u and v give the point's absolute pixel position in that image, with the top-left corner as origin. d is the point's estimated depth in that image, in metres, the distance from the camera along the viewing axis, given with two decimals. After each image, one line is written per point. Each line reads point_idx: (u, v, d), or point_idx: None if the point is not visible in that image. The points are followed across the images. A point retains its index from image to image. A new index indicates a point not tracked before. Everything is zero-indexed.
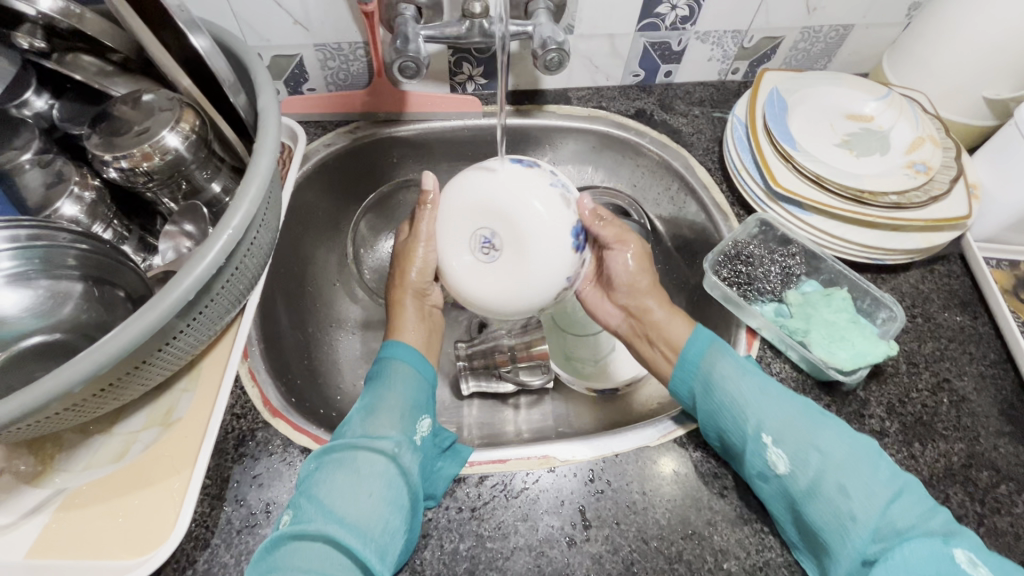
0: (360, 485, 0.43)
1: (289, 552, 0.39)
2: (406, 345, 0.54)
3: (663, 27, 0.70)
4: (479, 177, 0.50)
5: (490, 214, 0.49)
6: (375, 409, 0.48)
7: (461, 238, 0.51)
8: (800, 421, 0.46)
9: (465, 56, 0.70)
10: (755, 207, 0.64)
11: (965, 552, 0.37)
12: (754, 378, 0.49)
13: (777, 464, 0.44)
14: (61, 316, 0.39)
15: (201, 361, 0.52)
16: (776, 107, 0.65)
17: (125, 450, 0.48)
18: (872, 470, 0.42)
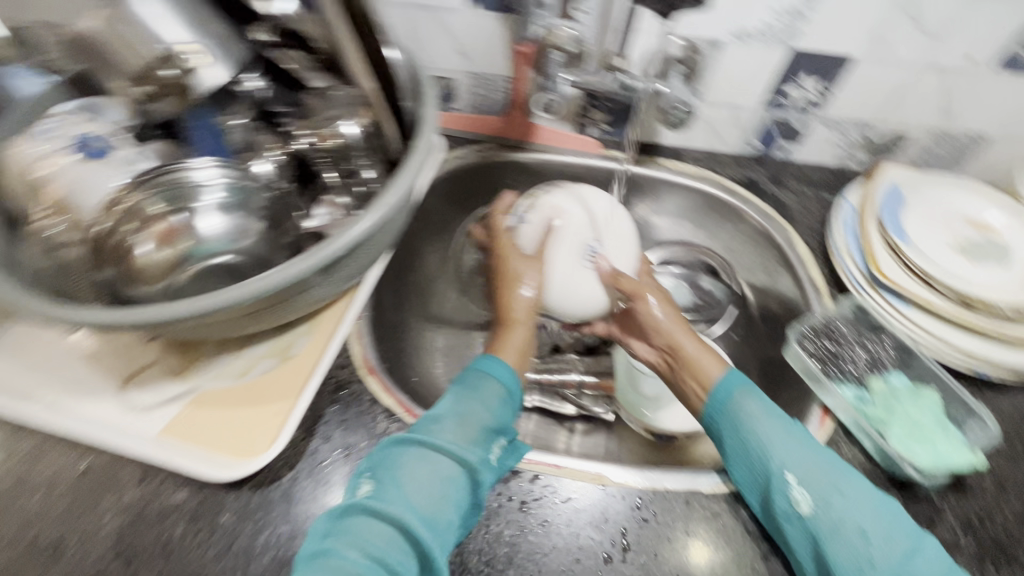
0: (436, 485, 0.44)
1: (361, 524, 0.42)
2: (505, 364, 0.54)
3: (790, 106, 0.74)
4: (588, 200, 0.65)
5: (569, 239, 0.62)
6: (465, 415, 0.49)
7: (571, 249, 0.62)
8: (827, 467, 0.46)
9: (596, 103, 0.77)
10: (852, 291, 0.64)
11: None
12: (788, 421, 0.50)
13: (800, 503, 0.45)
14: (243, 245, 0.48)
15: (321, 313, 0.60)
16: (892, 200, 0.65)
17: (247, 370, 0.56)
18: (890, 521, 0.43)
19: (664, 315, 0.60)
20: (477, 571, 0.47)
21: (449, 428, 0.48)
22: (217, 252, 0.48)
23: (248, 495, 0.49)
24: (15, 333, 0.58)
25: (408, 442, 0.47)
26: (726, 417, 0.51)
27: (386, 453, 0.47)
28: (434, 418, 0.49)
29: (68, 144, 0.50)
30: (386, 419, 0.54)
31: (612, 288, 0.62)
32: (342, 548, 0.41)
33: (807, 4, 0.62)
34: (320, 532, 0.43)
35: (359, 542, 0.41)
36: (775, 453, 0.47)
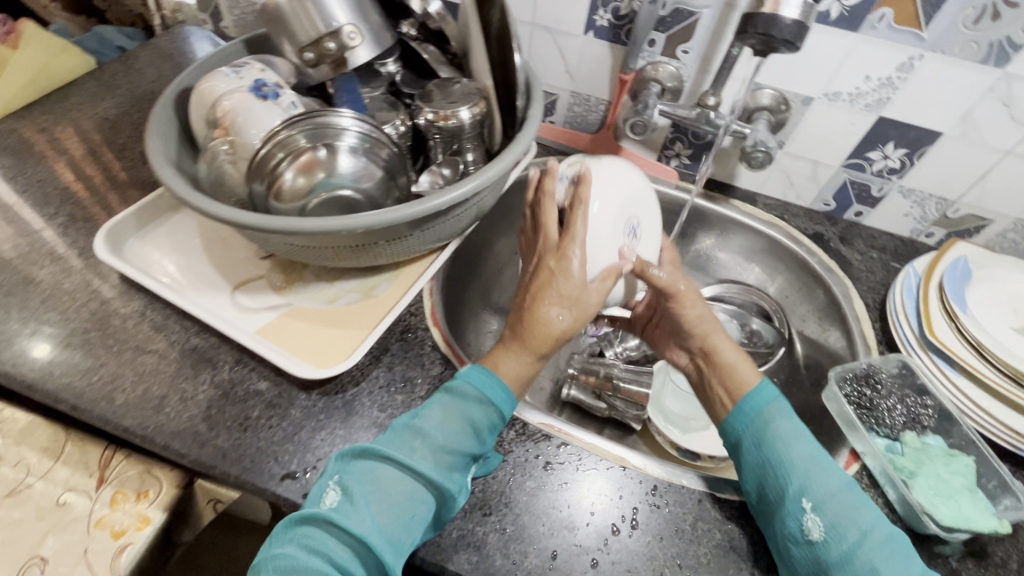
0: (406, 505, 0.45)
1: (323, 532, 0.43)
2: (495, 380, 0.51)
3: (869, 170, 0.77)
4: (619, 172, 0.59)
5: (618, 237, 0.56)
6: (447, 437, 0.48)
7: (617, 231, 0.56)
8: (848, 499, 0.47)
9: (681, 136, 0.83)
10: (903, 350, 0.65)
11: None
12: (815, 450, 0.50)
13: (811, 530, 0.46)
14: (364, 187, 0.58)
15: (405, 266, 0.69)
16: (959, 274, 0.67)
17: (335, 298, 0.65)
18: (901, 559, 0.44)
19: (698, 313, 0.62)
20: (497, 509, 0.51)
21: (430, 446, 0.47)
22: (340, 186, 0.56)
23: (317, 398, 0.57)
24: (161, 231, 0.70)
25: (385, 454, 0.46)
26: (746, 427, 0.53)
27: (359, 460, 0.47)
28: (416, 430, 0.48)
29: (246, 84, 0.61)
30: (442, 364, 0.61)
31: (651, 276, 0.59)
32: (303, 555, 0.42)
33: (901, 76, 0.66)
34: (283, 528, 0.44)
35: (319, 553, 0.42)
36: (798, 479, 0.48)
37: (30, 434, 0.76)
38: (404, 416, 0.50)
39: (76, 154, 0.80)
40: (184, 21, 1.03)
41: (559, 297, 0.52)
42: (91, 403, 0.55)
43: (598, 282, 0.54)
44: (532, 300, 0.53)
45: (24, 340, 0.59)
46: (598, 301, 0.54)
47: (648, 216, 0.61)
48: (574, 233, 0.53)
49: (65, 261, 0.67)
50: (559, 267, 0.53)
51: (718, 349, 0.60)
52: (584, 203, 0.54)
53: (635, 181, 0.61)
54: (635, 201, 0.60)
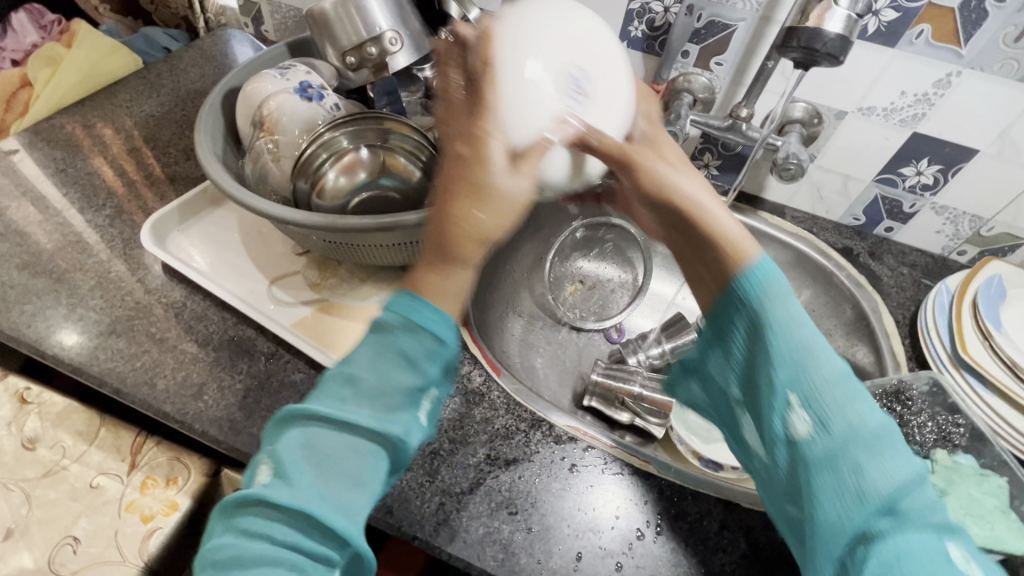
0: (346, 461, 0.38)
1: (259, 513, 0.37)
2: (423, 299, 0.39)
3: (902, 186, 0.76)
4: (553, 17, 0.46)
5: (553, 107, 0.43)
6: (381, 379, 0.39)
7: (550, 85, 0.44)
8: (842, 387, 0.42)
9: (710, 147, 0.83)
10: (934, 367, 0.65)
11: (958, 551, 0.37)
12: (809, 326, 0.43)
13: (796, 426, 0.42)
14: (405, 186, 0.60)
15: (436, 267, 0.70)
16: (994, 292, 0.66)
17: (368, 296, 0.66)
18: (892, 452, 0.40)
19: (672, 176, 0.46)
20: (523, 508, 0.52)
21: (362, 393, 0.39)
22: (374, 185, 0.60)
23: None
24: (202, 225, 0.72)
25: (309, 412, 0.39)
26: (729, 304, 0.45)
27: (288, 427, 0.40)
28: (345, 377, 0.40)
29: (293, 86, 0.63)
30: (470, 364, 0.62)
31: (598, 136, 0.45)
32: (244, 542, 0.37)
33: (938, 92, 0.66)
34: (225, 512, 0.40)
35: (261, 535, 0.37)
36: (783, 365, 0.42)
37: (67, 417, 0.79)
38: (336, 363, 0.42)
39: (122, 148, 0.83)
40: (228, 24, 1.06)
41: (483, 189, 0.39)
42: (133, 388, 0.57)
43: (522, 163, 0.42)
44: (446, 189, 0.40)
45: (72, 325, 0.62)
46: (528, 188, 0.41)
47: (600, 66, 0.46)
48: (484, 107, 0.42)
49: (111, 251, 0.69)
50: (481, 158, 0.40)
51: (698, 219, 0.45)
52: (494, 80, 0.43)
53: (577, 30, 0.46)
54: (577, 52, 0.46)
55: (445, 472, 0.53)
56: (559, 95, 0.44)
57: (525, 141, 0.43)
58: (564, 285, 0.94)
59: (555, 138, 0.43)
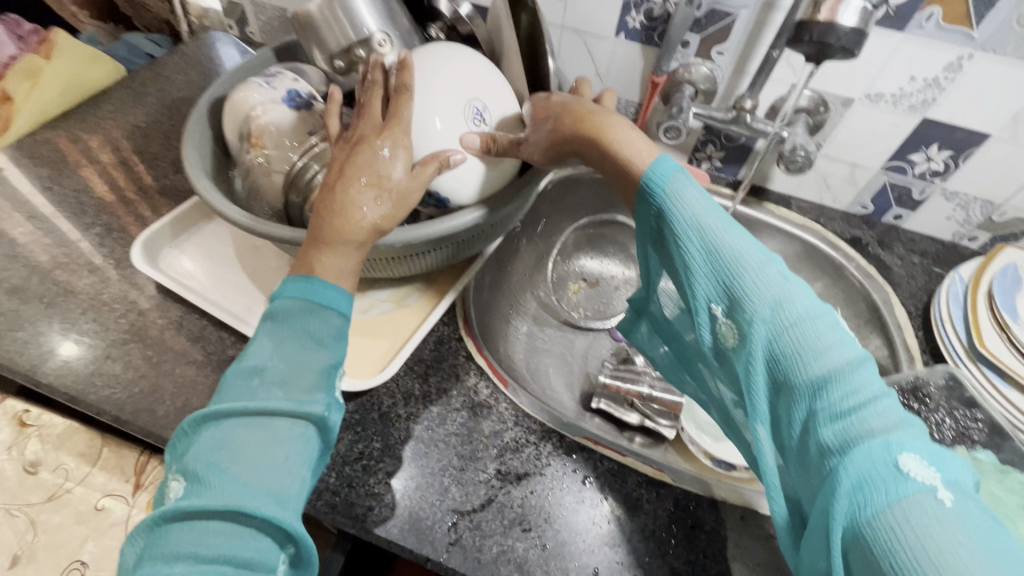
0: (273, 448, 0.41)
1: (182, 528, 0.38)
2: (336, 290, 0.48)
3: (911, 173, 0.74)
4: (451, 55, 0.56)
5: (452, 126, 0.54)
6: (295, 364, 0.45)
7: (454, 112, 0.54)
8: (762, 279, 0.40)
9: (713, 139, 0.81)
10: (949, 360, 0.64)
11: (912, 455, 0.33)
12: (724, 219, 0.43)
13: (727, 335, 0.42)
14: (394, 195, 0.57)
15: (437, 276, 0.68)
16: (1007, 280, 0.65)
17: (369, 308, 0.65)
18: (817, 341, 0.38)
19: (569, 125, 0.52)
20: (536, 524, 0.51)
21: (272, 381, 0.44)
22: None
23: (354, 409, 0.57)
24: (194, 241, 0.70)
25: (218, 412, 0.42)
26: (646, 218, 0.47)
27: (197, 437, 0.42)
28: (253, 369, 0.44)
29: (281, 95, 0.61)
30: (477, 375, 0.61)
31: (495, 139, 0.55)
32: (166, 567, 0.37)
33: (949, 77, 0.64)
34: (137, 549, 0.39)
35: (186, 552, 0.37)
36: (699, 271, 0.43)
37: (67, 440, 0.77)
38: (234, 365, 0.46)
39: (108, 162, 0.80)
40: (211, 26, 1.03)
41: (369, 180, 0.49)
42: (132, 415, 0.56)
43: (421, 167, 0.51)
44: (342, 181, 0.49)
45: (68, 350, 0.60)
46: (416, 184, 0.51)
47: (497, 97, 0.58)
48: (390, 125, 0.52)
49: (103, 272, 0.68)
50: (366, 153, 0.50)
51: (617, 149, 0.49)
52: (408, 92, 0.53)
53: (480, 68, 0.57)
54: (482, 89, 0.57)
55: (457, 490, 0.52)
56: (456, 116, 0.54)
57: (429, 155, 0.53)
58: (568, 284, 0.93)
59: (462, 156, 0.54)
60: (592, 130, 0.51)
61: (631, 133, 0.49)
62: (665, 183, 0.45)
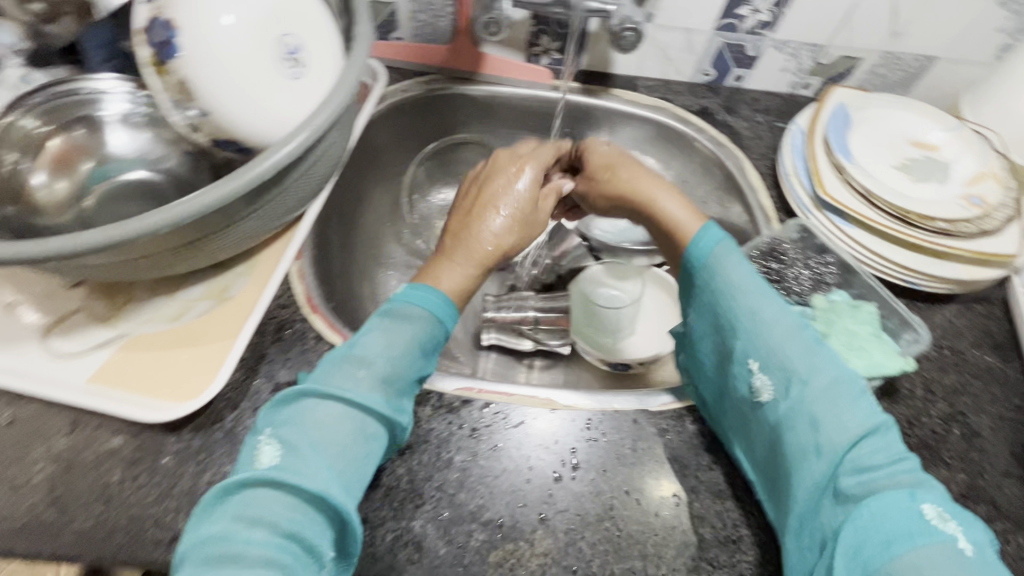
0: (358, 442, 0.41)
1: (266, 496, 0.37)
2: (444, 300, 0.49)
3: (742, 29, 0.72)
4: None
5: (260, 70, 0.43)
6: (392, 364, 0.44)
7: (260, 56, 0.43)
8: (797, 347, 0.44)
9: (545, 29, 0.73)
10: (799, 213, 0.65)
11: (932, 507, 0.36)
12: (764, 288, 0.47)
13: (761, 391, 0.44)
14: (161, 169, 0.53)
15: (259, 253, 0.57)
16: (841, 121, 0.65)
17: (181, 313, 0.53)
18: (852, 407, 0.41)
19: (666, 197, 0.54)
20: (429, 496, 0.47)
21: (375, 375, 0.43)
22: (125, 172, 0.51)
23: (190, 437, 0.48)
24: None
25: (325, 390, 0.42)
26: (689, 276, 0.50)
27: (297, 406, 0.41)
28: (354, 361, 0.44)
29: None
30: None
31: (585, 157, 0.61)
32: (243, 530, 0.35)
33: None
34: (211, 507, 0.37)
35: (262, 520, 0.36)
36: (739, 335, 0.46)
37: None
38: (339, 348, 0.45)
39: None
40: None
41: (496, 205, 0.55)
42: None
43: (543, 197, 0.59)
44: (478, 207, 0.56)
45: None
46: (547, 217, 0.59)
47: (309, 22, 0.47)
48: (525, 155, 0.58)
49: None
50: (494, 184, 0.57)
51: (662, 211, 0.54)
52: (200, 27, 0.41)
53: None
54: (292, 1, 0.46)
55: None
56: (256, 47, 0.43)
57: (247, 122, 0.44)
58: (434, 224, 0.85)
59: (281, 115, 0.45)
60: (641, 201, 0.55)
61: (667, 195, 0.54)
62: (710, 253, 0.49)
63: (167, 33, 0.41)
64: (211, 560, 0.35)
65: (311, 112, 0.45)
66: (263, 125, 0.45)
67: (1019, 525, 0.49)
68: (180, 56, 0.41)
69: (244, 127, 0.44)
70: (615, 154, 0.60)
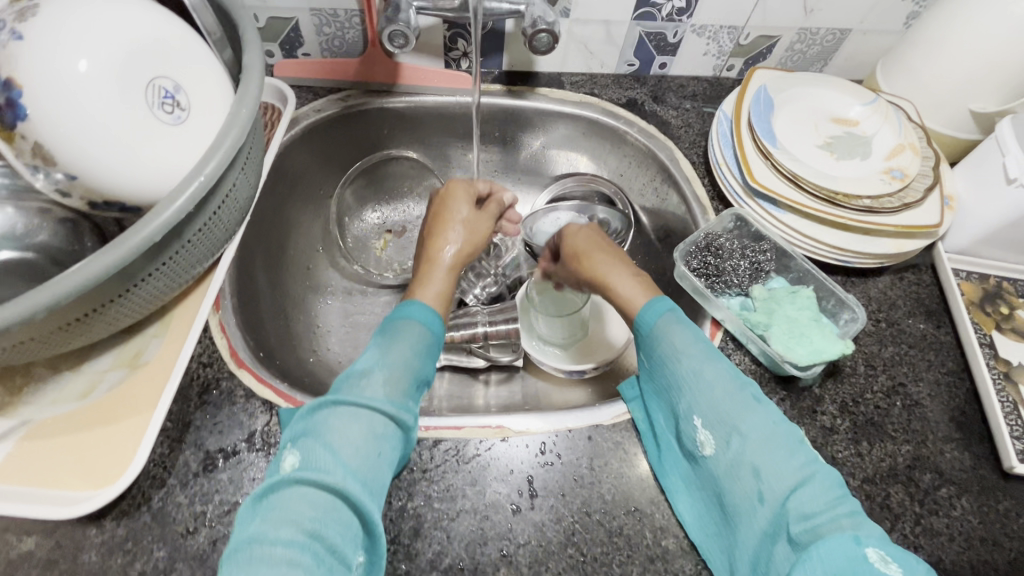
0: (372, 444, 0.41)
1: (293, 495, 0.37)
2: (431, 309, 0.52)
3: (660, 17, 0.70)
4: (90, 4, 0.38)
5: (131, 117, 0.38)
6: (393, 369, 0.46)
7: (130, 102, 0.38)
8: (735, 403, 0.42)
9: (460, 32, 0.69)
10: (733, 202, 0.64)
11: (876, 550, 0.34)
12: (706, 349, 0.46)
13: (704, 445, 0.43)
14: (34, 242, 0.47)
15: (172, 310, 0.52)
16: (764, 105, 0.65)
17: (91, 388, 0.48)
18: (791, 455, 0.39)
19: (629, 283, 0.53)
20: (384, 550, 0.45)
21: (379, 382, 0.45)
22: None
23: (115, 525, 0.44)
24: None
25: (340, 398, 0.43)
26: (638, 340, 0.50)
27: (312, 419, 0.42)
28: (360, 372, 0.45)
29: None
30: (266, 411, 0.50)
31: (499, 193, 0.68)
32: (271, 532, 0.35)
33: None
34: (245, 517, 0.38)
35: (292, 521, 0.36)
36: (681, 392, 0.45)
37: None
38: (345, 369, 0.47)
39: None
40: None
41: (448, 224, 0.61)
42: None
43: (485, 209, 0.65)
44: (434, 229, 0.61)
45: None
46: (488, 230, 0.63)
47: (188, 61, 0.42)
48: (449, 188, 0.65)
49: None
50: (450, 205, 0.63)
51: (614, 289, 0.53)
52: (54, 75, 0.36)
53: (155, 11, 0.41)
54: (163, 37, 0.41)
55: None
56: (125, 94, 0.38)
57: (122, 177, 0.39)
58: (371, 244, 0.81)
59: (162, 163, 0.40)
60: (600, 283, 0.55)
61: (623, 277, 0.53)
62: (656, 323, 0.48)
63: (11, 94, 0.36)
64: (243, 564, 0.34)
65: (199, 160, 0.41)
66: (145, 180, 0.40)
67: (962, 488, 0.51)
68: (31, 118, 0.36)
69: (122, 186, 0.40)
70: (587, 242, 0.59)
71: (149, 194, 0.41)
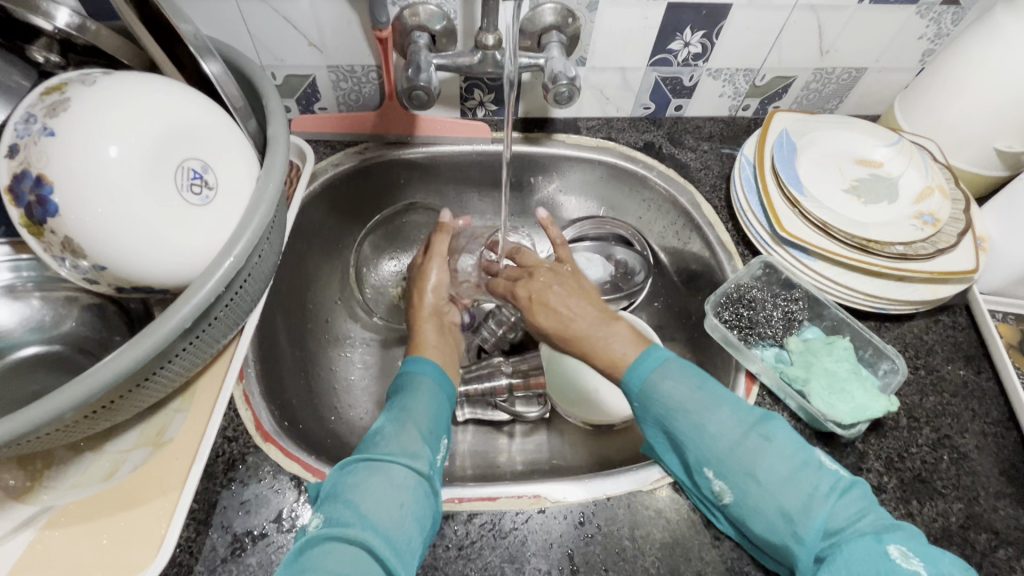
0: (396, 496, 0.41)
1: (321, 555, 0.37)
2: (430, 361, 0.54)
3: (675, 63, 0.70)
4: (118, 87, 0.38)
5: (162, 201, 0.38)
6: (407, 424, 0.47)
7: (155, 183, 0.38)
8: (739, 440, 0.44)
9: (477, 83, 0.69)
10: (760, 249, 0.64)
11: (898, 546, 0.38)
12: (707, 394, 0.47)
13: (722, 494, 0.45)
14: (63, 329, 0.48)
15: (195, 383, 0.51)
16: (788, 149, 0.64)
17: (113, 470, 0.47)
18: (809, 483, 0.41)
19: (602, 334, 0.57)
20: None
21: (395, 438, 0.45)
22: (24, 345, 0.47)
23: None
24: None
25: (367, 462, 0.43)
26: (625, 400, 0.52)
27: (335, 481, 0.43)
28: (377, 435, 0.46)
29: None
30: (294, 487, 0.48)
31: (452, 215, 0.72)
32: None
33: None
34: None
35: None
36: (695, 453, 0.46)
37: None
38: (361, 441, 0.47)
39: None
40: None
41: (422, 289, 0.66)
42: None
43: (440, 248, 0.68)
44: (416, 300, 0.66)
45: None
46: (442, 269, 0.67)
47: (217, 136, 0.42)
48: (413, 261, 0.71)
49: None
50: (427, 269, 0.67)
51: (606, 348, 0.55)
52: (80, 167, 0.35)
53: (181, 91, 0.41)
54: (189, 116, 0.40)
55: None
56: (153, 178, 0.37)
57: (148, 259, 0.38)
58: (388, 291, 0.80)
59: (191, 243, 0.39)
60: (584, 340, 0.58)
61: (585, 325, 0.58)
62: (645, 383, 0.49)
63: (40, 190, 0.36)
64: None
65: (228, 237, 0.40)
66: (176, 263, 0.39)
67: (1021, 549, 0.49)
68: (61, 212, 0.36)
69: (150, 270, 0.39)
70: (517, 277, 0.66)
71: (176, 276, 0.40)
